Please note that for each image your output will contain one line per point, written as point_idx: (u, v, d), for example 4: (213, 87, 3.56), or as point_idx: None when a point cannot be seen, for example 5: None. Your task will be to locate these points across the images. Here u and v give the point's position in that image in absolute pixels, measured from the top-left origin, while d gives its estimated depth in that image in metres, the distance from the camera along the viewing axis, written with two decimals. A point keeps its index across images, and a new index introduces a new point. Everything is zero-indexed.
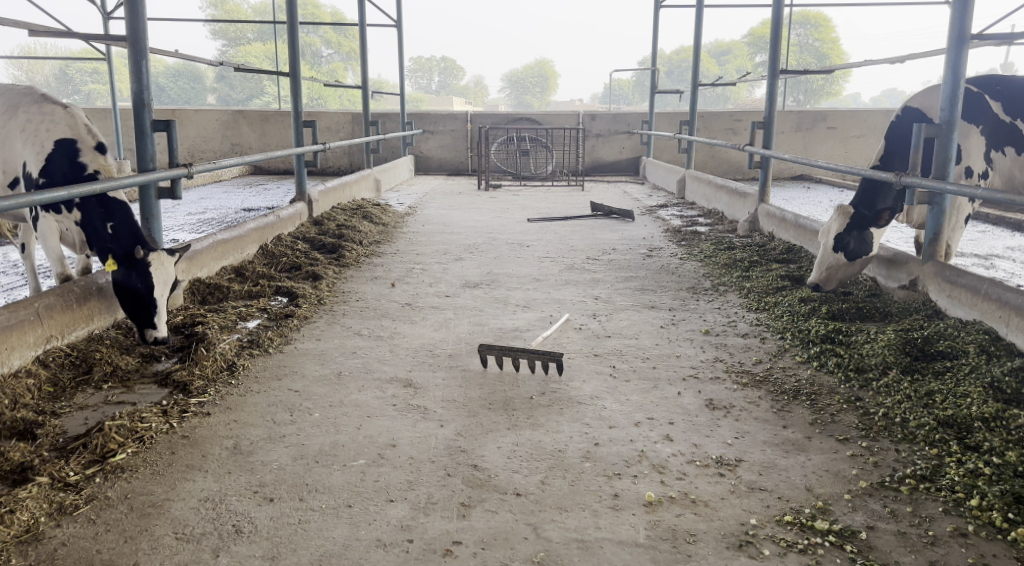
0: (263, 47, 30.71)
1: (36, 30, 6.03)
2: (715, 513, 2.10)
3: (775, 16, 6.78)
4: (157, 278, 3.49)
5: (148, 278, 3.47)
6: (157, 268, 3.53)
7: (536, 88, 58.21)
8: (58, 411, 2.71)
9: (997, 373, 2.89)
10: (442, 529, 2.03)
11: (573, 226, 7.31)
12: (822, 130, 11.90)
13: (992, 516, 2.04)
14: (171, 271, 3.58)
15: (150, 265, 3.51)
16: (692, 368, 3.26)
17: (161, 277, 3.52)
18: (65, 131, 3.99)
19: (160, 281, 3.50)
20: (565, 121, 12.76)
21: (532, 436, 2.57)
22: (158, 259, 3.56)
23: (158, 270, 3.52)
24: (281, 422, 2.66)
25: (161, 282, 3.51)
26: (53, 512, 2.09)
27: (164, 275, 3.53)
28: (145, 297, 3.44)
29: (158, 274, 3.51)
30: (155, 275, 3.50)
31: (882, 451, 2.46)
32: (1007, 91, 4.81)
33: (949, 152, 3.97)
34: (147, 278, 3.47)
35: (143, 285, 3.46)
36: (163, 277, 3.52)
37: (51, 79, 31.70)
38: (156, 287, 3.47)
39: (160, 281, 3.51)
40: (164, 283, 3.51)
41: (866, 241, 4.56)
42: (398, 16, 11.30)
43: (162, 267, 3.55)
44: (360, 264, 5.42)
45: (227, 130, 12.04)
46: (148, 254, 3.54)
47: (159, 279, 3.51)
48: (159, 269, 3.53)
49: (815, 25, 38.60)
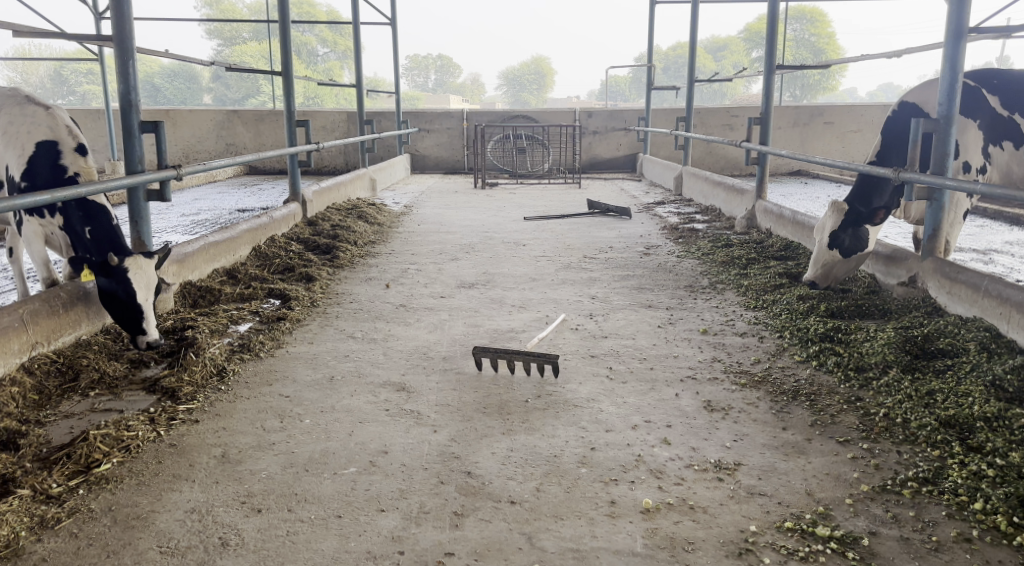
0: (260, 46, 30.56)
1: (21, 31, 5.98)
2: (714, 520, 2.06)
3: (772, 10, 6.71)
4: (138, 284, 3.44)
5: (128, 285, 3.42)
6: (136, 274, 3.46)
7: (532, 85, 58.22)
8: (43, 420, 2.67)
9: (999, 372, 2.84)
10: (434, 540, 1.98)
11: (569, 224, 7.25)
12: (819, 126, 11.85)
13: (997, 521, 1.99)
14: (152, 273, 3.52)
15: (128, 271, 3.45)
16: (691, 369, 3.21)
17: (141, 281, 3.46)
18: (45, 132, 3.93)
19: (142, 285, 3.45)
20: (562, 118, 12.71)
21: (527, 441, 2.51)
22: (136, 264, 3.50)
23: (138, 275, 3.46)
24: (270, 429, 2.61)
25: (143, 286, 3.45)
26: (34, 527, 2.04)
27: (145, 279, 3.47)
28: (128, 305, 3.38)
29: (139, 279, 3.46)
30: (135, 280, 3.44)
31: (884, 453, 2.41)
32: (1006, 84, 4.70)
33: (948, 146, 3.90)
34: (127, 286, 3.41)
35: (124, 293, 3.41)
36: (144, 281, 3.47)
37: (44, 81, 31.57)
38: (138, 292, 3.42)
39: (142, 286, 3.45)
40: (146, 287, 3.46)
41: (862, 237, 4.51)
42: (393, 15, 11.27)
43: (141, 271, 3.48)
44: (354, 265, 5.36)
45: (221, 130, 11.96)
46: (125, 260, 3.47)
47: (140, 283, 3.45)
48: (138, 274, 3.47)
49: (811, 20, 38.55)
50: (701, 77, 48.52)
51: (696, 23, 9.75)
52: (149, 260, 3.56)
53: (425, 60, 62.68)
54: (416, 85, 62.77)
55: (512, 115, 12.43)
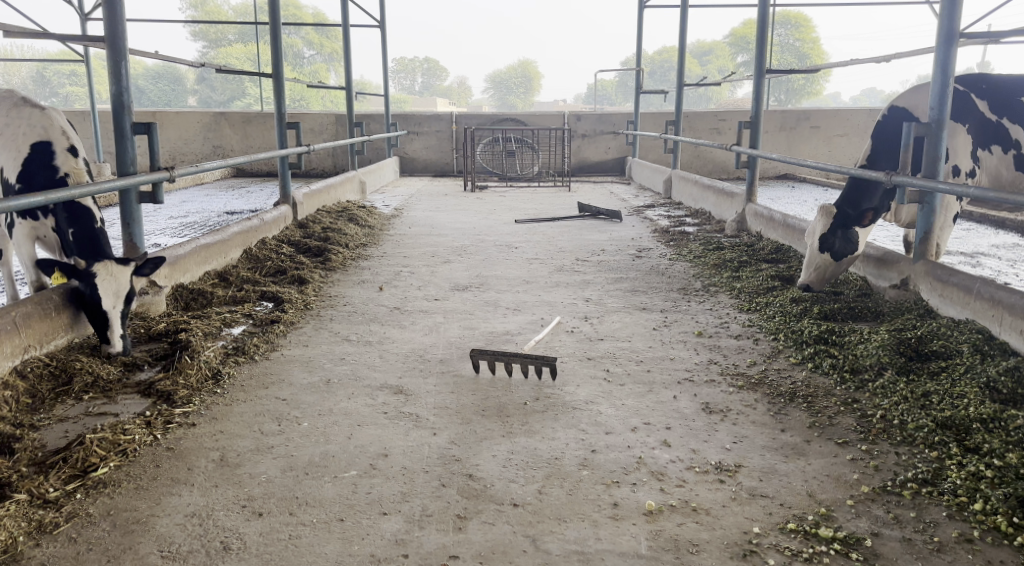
0: (246, 48, 30.45)
1: (11, 31, 5.93)
2: (717, 522, 2.06)
3: (762, 14, 6.74)
4: (105, 291, 3.36)
5: (95, 291, 3.35)
6: (105, 280, 3.39)
7: (519, 89, 58.27)
8: (37, 424, 2.63)
9: (993, 373, 2.87)
10: (438, 543, 1.97)
11: (561, 227, 7.25)
12: (806, 129, 11.94)
13: (998, 521, 2.00)
14: (123, 280, 3.44)
15: (96, 277, 3.38)
16: (687, 371, 3.22)
17: (110, 289, 3.38)
18: (38, 133, 3.90)
19: (110, 293, 3.37)
20: (551, 121, 12.72)
21: (527, 444, 2.51)
22: (108, 270, 3.42)
23: (106, 283, 3.39)
24: (269, 433, 2.60)
25: (111, 294, 3.38)
26: (32, 531, 2.02)
27: (114, 287, 3.39)
28: (96, 311, 3.32)
29: (108, 286, 3.38)
30: (103, 287, 3.37)
31: (883, 454, 2.43)
32: (994, 89, 4.82)
33: (939, 150, 3.93)
34: (94, 290, 3.35)
35: (91, 298, 3.34)
36: (114, 289, 3.39)
37: (28, 82, 31.29)
38: (105, 299, 3.34)
39: (110, 294, 3.37)
40: (115, 295, 3.38)
41: (852, 240, 4.55)
42: (382, 17, 11.25)
43: (112, 278, 3.41)
44: (347, 268, 5.34)
45: (209, 132, 11.89)
46: (95, 264, 3.42)
47: (108, 291, 3.37)
48: (107, 281, 3.39)
49: (796, 24, 38.95)
50: (687, 81, 48.85)
51: (685, 27, 9.80)
52: (124, 266, 3.48)
53: (412, 62, 62.55)
54: (403, 88, 62.70)
55: (501, 118, 12.43)
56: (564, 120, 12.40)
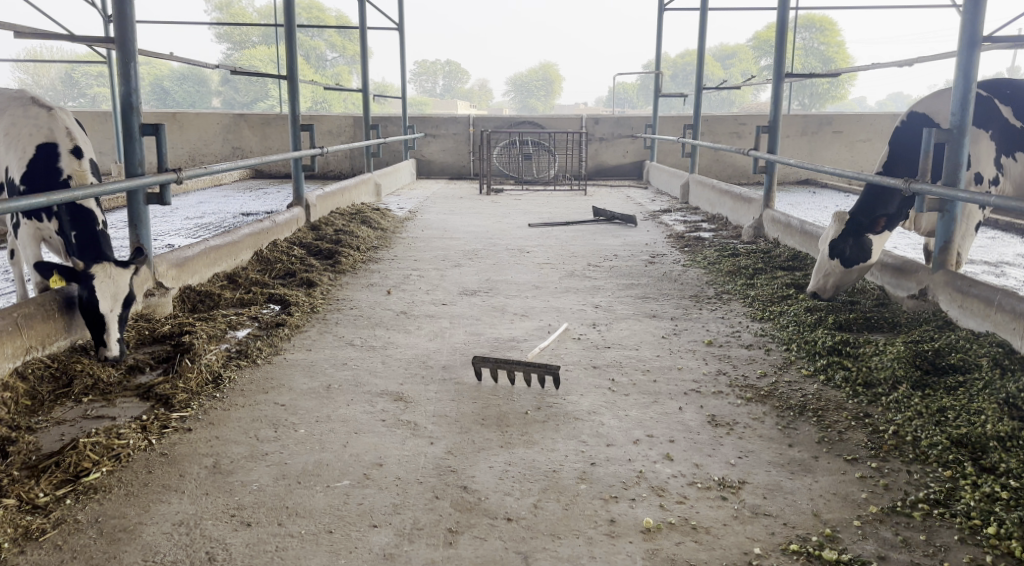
0: (268, 50, 30.76)
1: (28, 34, 5.99)
2: (717, 541, 1.99)
3: (783, 16, 6.63)
4: (103, 293, 3.32)
5: (93, 294, 3.30)
6: (102, 282, 3.34)
7: (540, 93, 58.30)
8: (34, 426, 2.61)
9: (1013, 389, 2.76)
10: (426, 559, 1.91)
11: (575, 231, 7.18)
12: (827, 134, 11.77)
13: (1011, 546, 1.91)
14: (122, 283, 3.40)
15: (94, 279, 3.33)
16: (695, 383, 3.13)
17: (107, 290, 3.34)
18: (46, 134, 3.90)
19: (107, 296, 3.32)
20: (569, 125, 12.65)
21: (525, 455, 2.45)
22: (108, 272, 3.38)
23: (104, 284, 3.34)
24: (264, 439, 2.56)
25: (108, 296, 3.33)
26: (17, 539, 1.99)
27: (112, 289, 3.35)
28: (94, 314, 3.27)
29: (105, 288, 3.33)
30: (101, 289, 3.32)
31: (893, 472, 2.34)
32: (1018, 94, 4.65)
33: (960, 157, 3.80)
34: (92, 293, 3.30)
35: (88, 301, 3.29)
36: (111, 291, 3.34)
37: (55, 84, 31.85)
38: (103, 302, 3.29)
39: (106, 296, 3.32)
40: (112, 297, 3.33)
41: (865, 248, 4.46)
42: (400, 19, 11.26)
43: (109, 280, 3.36)
44: (356, 271, 5.31)
45: (228, 133, 11.95)
46: (92, 266, 3.36)
47: (106, 294, 3.33)
48: (104, 283, 3.34)
49: (820, 28, 38.51)
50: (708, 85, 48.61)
51: (704, 30, 9.70)
52: (122, 269, 3.44)
53: (433, 64, 62.71)
54: (425, 90, 63.01)
55: (519, 121, 12.38)
56: (582, 124, 12.33)
